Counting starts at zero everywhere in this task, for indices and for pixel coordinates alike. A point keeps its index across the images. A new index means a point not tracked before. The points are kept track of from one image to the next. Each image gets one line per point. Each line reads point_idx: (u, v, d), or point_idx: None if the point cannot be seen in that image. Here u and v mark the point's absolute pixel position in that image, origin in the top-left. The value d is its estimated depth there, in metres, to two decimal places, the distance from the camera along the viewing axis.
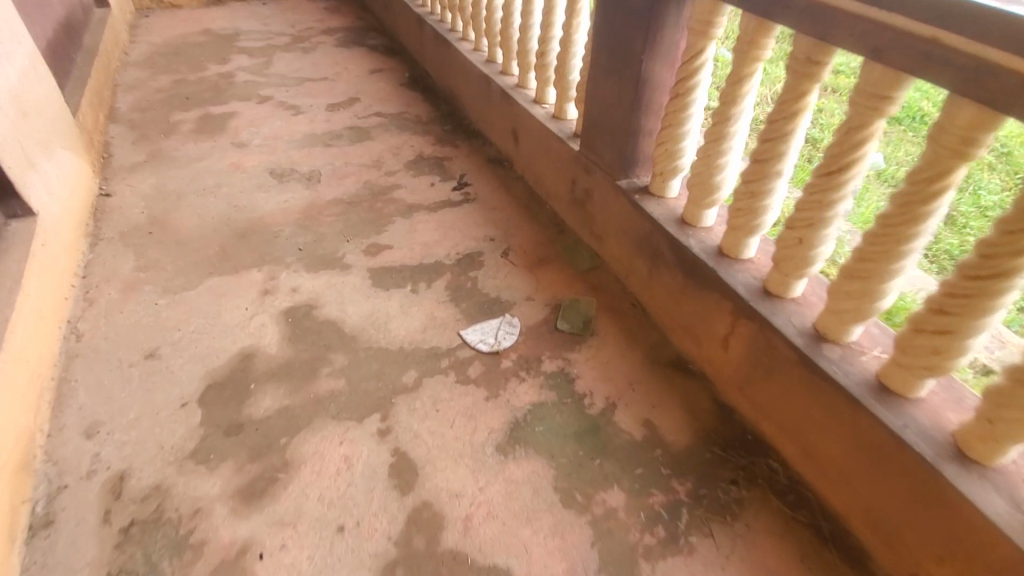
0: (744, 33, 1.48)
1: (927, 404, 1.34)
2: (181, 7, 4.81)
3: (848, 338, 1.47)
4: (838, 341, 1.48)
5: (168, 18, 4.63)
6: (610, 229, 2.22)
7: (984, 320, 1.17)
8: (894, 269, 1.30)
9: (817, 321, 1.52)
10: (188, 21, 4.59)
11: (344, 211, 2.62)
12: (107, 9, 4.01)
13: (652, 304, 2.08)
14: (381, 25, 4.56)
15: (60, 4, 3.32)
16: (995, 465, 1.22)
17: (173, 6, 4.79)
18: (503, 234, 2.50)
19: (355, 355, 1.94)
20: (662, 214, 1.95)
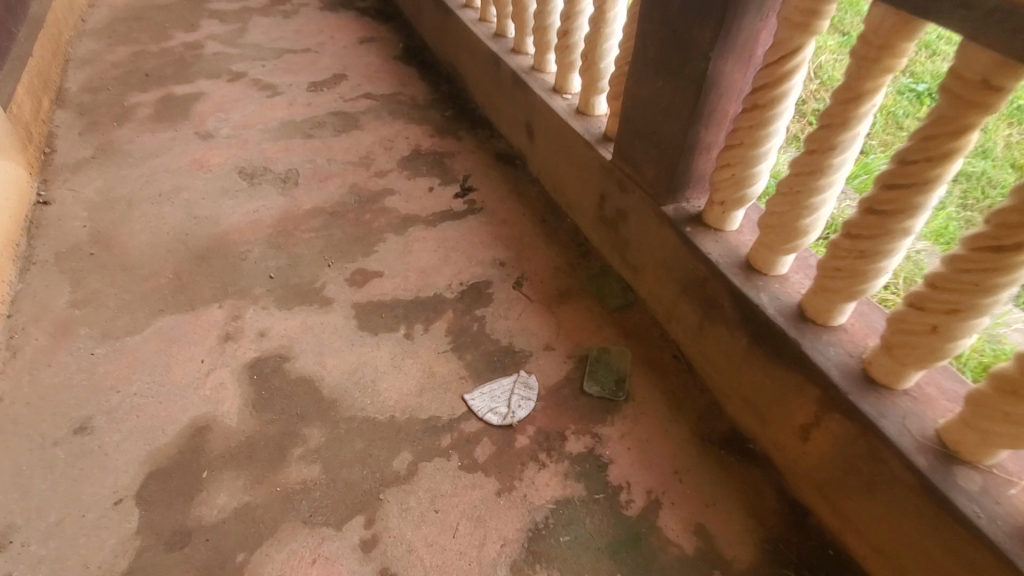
0: (876, 33, 1.06)
1: None
2: None
3: (990, 462, 1.11)
4: (975, 464, 1.11)
5: None
6: (649, 262, 1.81)
7: None
8: None
9: (943, 432, 1.14)
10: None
11: (325, 224, 2.19)
12: None
13: (700, 361, 1.69)
14: None
15: None
16: None
17: None
18: (515, 257, 2.08)
19: (334, 430, 1.57)
20: (722, 256, 1.54)
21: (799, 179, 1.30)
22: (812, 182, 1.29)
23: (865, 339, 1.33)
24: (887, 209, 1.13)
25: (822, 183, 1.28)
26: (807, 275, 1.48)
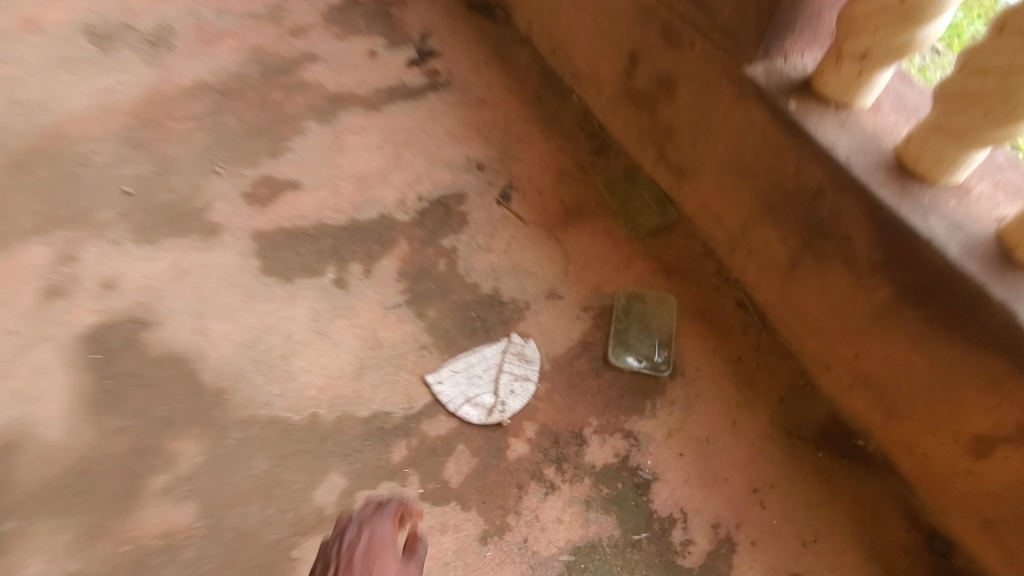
0: None
1: None
2: None
3: None
4: None
5: None
6: (709, 161, 1.16)
7: None
8: None
9: None
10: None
11: (213, 110, 1.47)
12: None
13: (786, 315, 1.11)
14: None
15: None
16: None
17: None
18: (498, 156, 1.41)
19: (218, 445, 1.01)
20: (858, 154, 0.89)
21: None
22: None
23: None
24: None
25: None
26: (998, 186, 0.86)
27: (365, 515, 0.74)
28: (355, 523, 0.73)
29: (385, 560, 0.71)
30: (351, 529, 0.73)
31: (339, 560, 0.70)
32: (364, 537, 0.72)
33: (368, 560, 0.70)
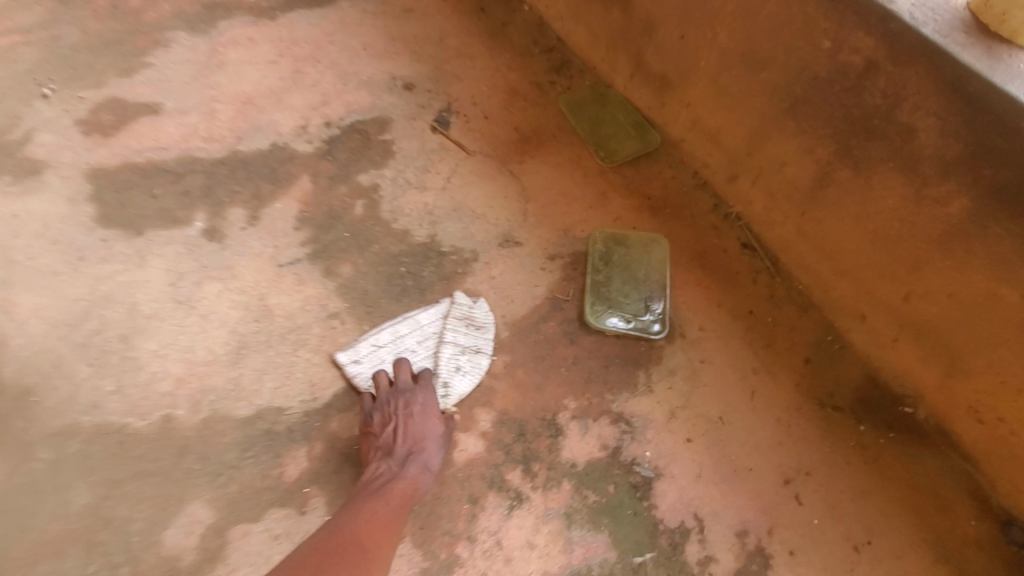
0: None
1: None
2: None
3: None
4: None
5: None
6: (705, 57, 0.89)
7: None
8: None
9: None
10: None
11: (45, 19, 1.09)
12: None
13: (808, 252, 0.87)
14: None
15: None
16: None
17: None
18: (432, 73, 1.10)
19: (16, 473, 0.67)
20: (926, 11, 0.65)
21: None
22: None
23: None
24: None
25: None
26: None
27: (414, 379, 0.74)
28: (405, 384, 0.74)
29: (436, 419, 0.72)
30: (402, 390, 0.73)
31: (398, 413, 0.71)
32: (419, 400, 0.72)
33: (425, 412, 0.72)
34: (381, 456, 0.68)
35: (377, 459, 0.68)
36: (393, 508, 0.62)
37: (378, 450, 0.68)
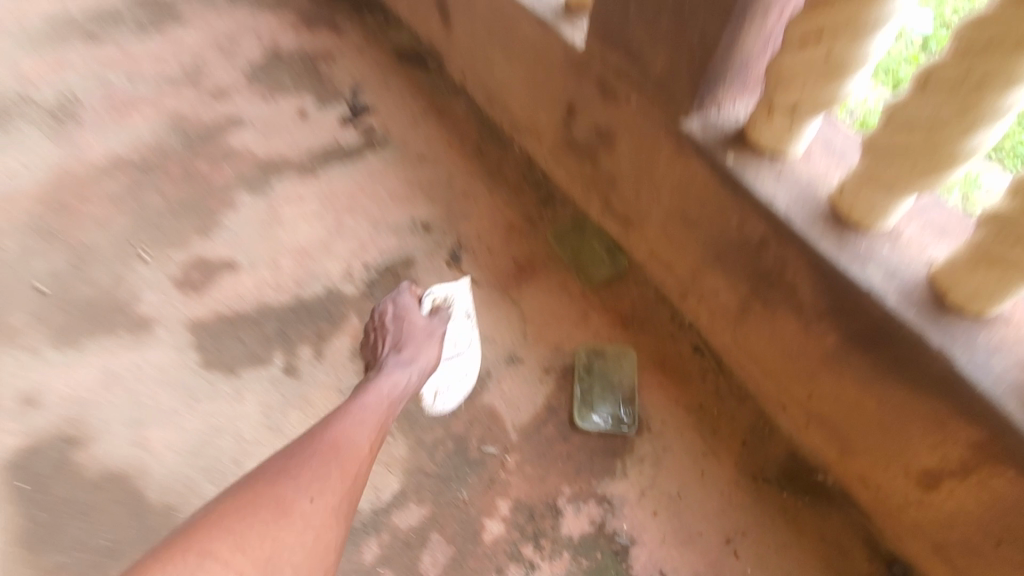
0: None
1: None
2: None
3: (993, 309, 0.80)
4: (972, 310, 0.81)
5: None
6: (654, 209, 1.17)
7: None
8: None
9: (937, 271, 0.82)
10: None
11: (132, 186, 1.36)
12: None
13: (741, 358, 1.14)
14: None
15: None
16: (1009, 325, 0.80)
17: None
18: (444, 214, 1.39)
19: None
20: (796, 205, 0.92)
21: (974, 62, 0.69)
22: (1006, 68, 0.67)
23: None
24: None
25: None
26: (926, 227, 0.91)
27: (392, 297, 1.15)
28: (389, 298, 1.15)
29: (411, 319, 1.12)
30: (386, 307, 1.14)
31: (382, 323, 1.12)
32: (395, 308, 1.14)
33: (401, 315, 1.12)
34: (373, 367, 1.06)
35: (371, 369, 1.06)
36: (381, 394, 0.97)
37: (372, 364, 1.07)
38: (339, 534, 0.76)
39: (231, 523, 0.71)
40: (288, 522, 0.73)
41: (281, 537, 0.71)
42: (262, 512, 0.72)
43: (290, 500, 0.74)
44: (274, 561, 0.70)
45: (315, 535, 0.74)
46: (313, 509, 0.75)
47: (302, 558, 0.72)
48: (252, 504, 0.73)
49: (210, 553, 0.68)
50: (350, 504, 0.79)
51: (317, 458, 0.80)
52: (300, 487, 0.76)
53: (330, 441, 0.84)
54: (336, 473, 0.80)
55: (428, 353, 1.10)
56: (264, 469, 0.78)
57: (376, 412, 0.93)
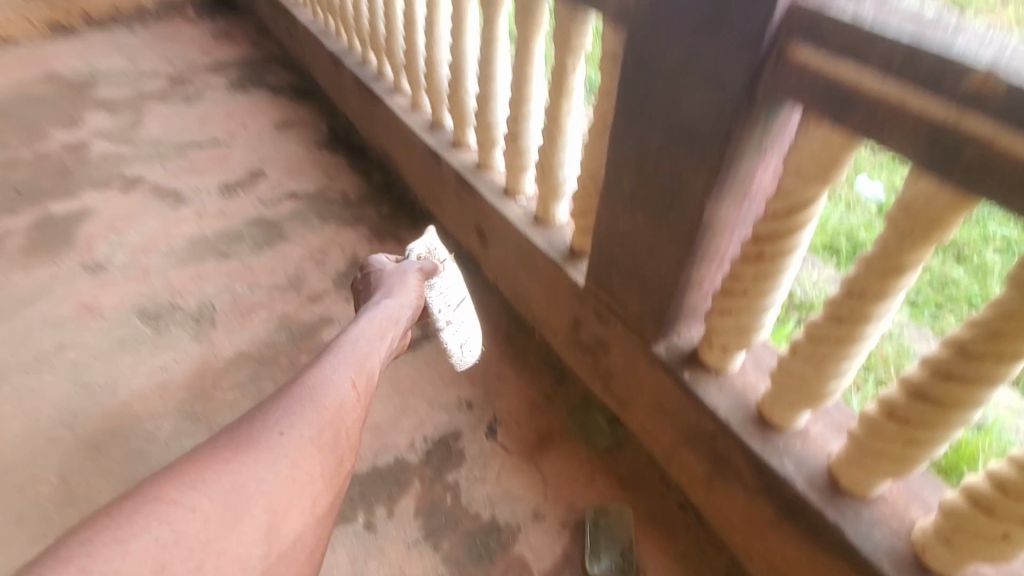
0: (921, 210, 0.85)
1: (886, 504, 1.16)
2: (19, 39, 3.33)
3: (874, 491, 1.16)
4: (861, 493, 1.17)
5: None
6: (639, 398, 1.58)
7: (946, 433, 1.00)
8: (944, 435, 1.00)
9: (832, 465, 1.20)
10: (24, 23, 3.24)
11: (252, 377, 1.84)
12: None
13: (712, 516, 1.48)
14: (271, 32, 3.39)
15: None
16: (869, 493, 1.16)
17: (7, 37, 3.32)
18: (482, 393, 1.82)
19: None
20: (732, 411, 1.32)
21: (820, 347, 1.12)
22: (839, 351, 1.11)
23: (909, 510, 1.15)
24: (945, 398, 0.94)
25: (850, 353, 1.10)
26: (828, 425, 1.29)
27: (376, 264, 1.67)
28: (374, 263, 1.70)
29: (386, 274, 1.63)
30: (372, 271, 1.67)
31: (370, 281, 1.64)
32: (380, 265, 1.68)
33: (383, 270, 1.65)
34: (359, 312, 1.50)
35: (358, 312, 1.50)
36: (357, 338, 1.34)
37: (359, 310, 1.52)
38: (312, 465, 1.05)
39: (217, 462, 0.96)
40: (263, 459, 0.99)
41: (259, 473, 0.98)
42: (245, 456, 0.98)
43: (268, 442, 1.01)
44: (249, 490, 0.96)
45: (291, 469, 1.01)
46: (287, 448, 1.03)
47: (276, 485, 0.99)
48: (241, 446, 1.00)
49: (198, 487, 0.92)
50: (323, 440, 1.08)
51: (296, 407, 1.10)
52: (275, 427, 1.04)
53: (314, 388, 1.14)
54: (311, 418, 1.09)
55: (408, 300, 1.52)
56: (253, 415, 1.06)
57: (354, 360, 1.27)
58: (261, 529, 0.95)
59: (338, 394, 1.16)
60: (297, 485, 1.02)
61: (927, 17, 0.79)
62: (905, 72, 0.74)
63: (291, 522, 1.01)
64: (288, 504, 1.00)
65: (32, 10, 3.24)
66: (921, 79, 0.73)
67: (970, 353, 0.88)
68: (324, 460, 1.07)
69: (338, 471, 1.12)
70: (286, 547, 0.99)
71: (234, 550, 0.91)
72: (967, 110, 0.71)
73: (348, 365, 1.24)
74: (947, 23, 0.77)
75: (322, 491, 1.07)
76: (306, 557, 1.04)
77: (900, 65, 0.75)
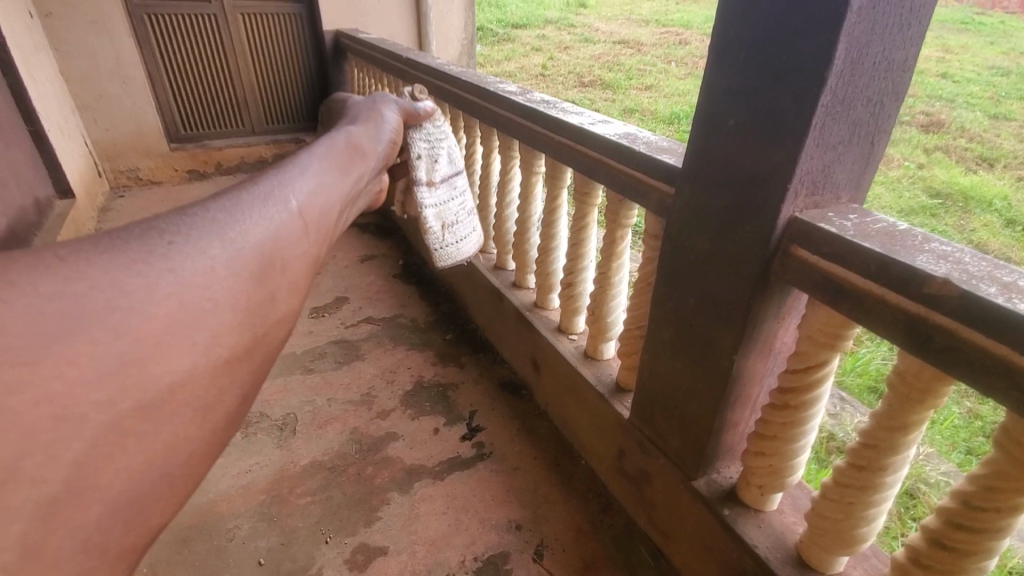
0: (916, 377, 1.04)
1: None
2: (163, 183, 4.20)
3: None
4: None
5: (145, 196, 4.01)
6: (682, 533, 1.65)
7: None
8: None
9: None
10: (170, 170, 4.16)
11: (324, 485, 2.03)
12: (72, 199, 3.35)
13: None
14: None
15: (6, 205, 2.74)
16: None
17: (153, 182, 4.19)
18: (530, 516, 1.94)
19: None
20: (769, 551, 1.38)
21: (848, 491, 1.24)
22: (866, 495, 1.22)
23: None
24: (960, 547, 1.03)
25: (877, 498, 1.21)
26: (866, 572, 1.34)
27: (362, 97, 1.35)
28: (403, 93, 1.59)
29: (373, 107, 1.27)
30: (356, 101, 1.34)
31: (354, 104, 1.32)
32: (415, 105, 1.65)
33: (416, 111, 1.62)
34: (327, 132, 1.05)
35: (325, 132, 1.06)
36: (321, 152, 0.89)
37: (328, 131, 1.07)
38: (220, 297, 0.57)
39: (34, 256, 0.48)
40: (130, 270, 0.52)
41: (115, 289, 0.50)
42: (89, 260, 0.51)
43: (144, 253, 0.54)
44: (91, 304, 0.49)
45: (177, 292, 0.54)
46: (179, 266, 0.55)
47: (145, 312, 0.51)
48: (87, 247, 0.52)
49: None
50: (242, 264, 0.60)
51: (203, 218, 0.60)
52: (153, 239, 0.56)
53: (238, 192, 0.66)
54: (228, 234, 0.61)
55: (379, 136, 1.14)
56: (116, 229, 0.56)
57: (320, 177, 0.80)
58: (108, 375, 0.48)
59: (284, 206, 0.69)
60: (185, 322, 0.54)
61: (899, 231, 1.05)
62: (882, 274, 0.98)
63: (168, 361, 0.52)
64: (158, 355, 0.51)
65: (177, 160, 4.17)
66: (892, 283, 0.96)
67: (975, 503, 0.99)
68: (247, 288, 0.60)
69: (279, 311, 0.63)
70: (143, 402, 0.50)
71: (38, 396, 0.44)
72: (931, 309, 0.92)
73: (304, 176, 0.77)
74: (914, 235, 1.03)
75: (246, 332, 0.59)
76: (209, 428, 0.56)
77: (877, 268, 0.98)
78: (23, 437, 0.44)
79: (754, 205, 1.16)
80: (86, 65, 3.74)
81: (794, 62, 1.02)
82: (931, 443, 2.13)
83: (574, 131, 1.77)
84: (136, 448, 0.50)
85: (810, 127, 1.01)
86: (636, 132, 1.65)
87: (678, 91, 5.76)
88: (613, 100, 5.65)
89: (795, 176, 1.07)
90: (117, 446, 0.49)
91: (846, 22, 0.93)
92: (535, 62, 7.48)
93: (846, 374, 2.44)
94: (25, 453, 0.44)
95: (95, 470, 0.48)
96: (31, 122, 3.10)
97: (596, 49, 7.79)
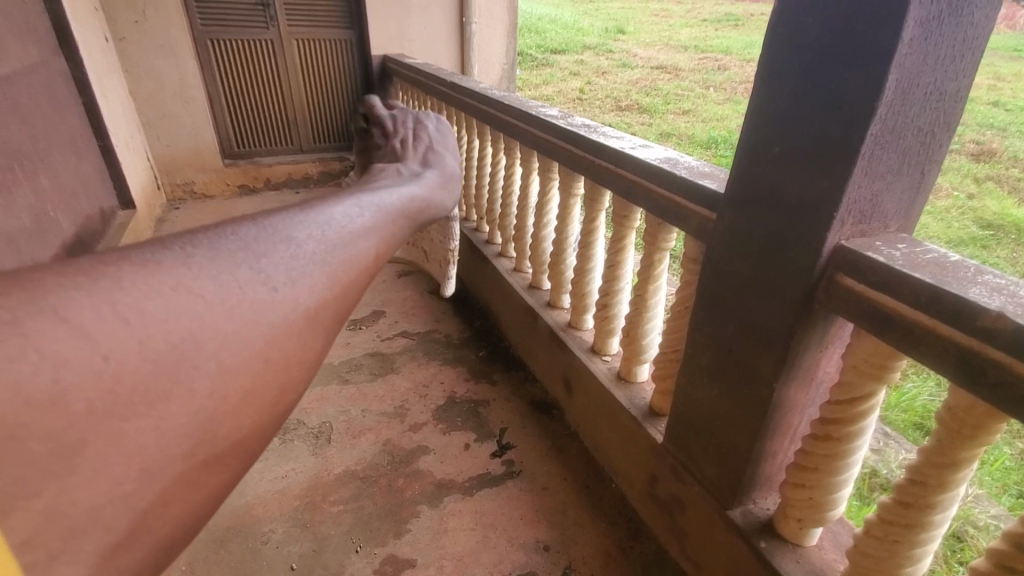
0: (967, 413, 1.01)
1: None
2: (214, 197, 4.41)
3: None
4: None
5: (197, 208, 4.22)
6: (716, 565, 1.61)
7: None
8: None
9: None
10: (223, 184, 4.37)
11: (356, 495, 2.06)
12: (132, 210, 3.54)
13: None
14: None
15: (76, 213, 2.93)
16: None
17: (205, 196, 4.40)
18: (558, 538, 1.93)
19: None
20: None
21: (893, 528, 1.20)
22: (913, 534, 1.18)
23: None
24: None
25: (924, 537, 1.17)
26: None
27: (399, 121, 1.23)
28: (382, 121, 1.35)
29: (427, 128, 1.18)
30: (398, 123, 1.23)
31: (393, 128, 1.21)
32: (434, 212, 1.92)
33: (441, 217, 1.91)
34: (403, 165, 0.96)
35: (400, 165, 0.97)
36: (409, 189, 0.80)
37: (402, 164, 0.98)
38: (291, 356, 0.53)
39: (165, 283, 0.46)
40: (239, 318, 0.49)
41: (219, 336, 0.47)
42: (209, 303, 0.48)
43: (239, 295, 0.50)
44: (200, 354, 0.46)
45: (266, 344, 0.51)
46: (269, 317, 0.51)
47: (239, 367, 0.48)
48: (201, 280, 0.49)
49: (129, 328, 0.42)
50: (311, 322, 0.55)
51: (279, 260, 0.54)
52: (244, 277, 0.51)
53: (330, 226, 0.61)
54: (313, 281, 0.56)
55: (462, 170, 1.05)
56: (217, 250, 0.52)
57: (402, 219, 0.73)
58: (189, 429, 0.45)
59: (362, 254, 0.61)
60: (260, 380, 0.50)
61: (950, 262, 1.03)
62: (932, 305, 0.96)
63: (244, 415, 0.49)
64: (237, 412, 0.48)
65: (228, 175, 4.37)
66: (943, 314, 0.95)
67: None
68: (319, 344, 0.56)
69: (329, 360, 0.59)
70: (211, 456, 0.47)
71: (131, 447, 0.41)
72: (983, 342, 0.90)
73: (388, 214, 0.70)
74: (966, 267, 1.01)
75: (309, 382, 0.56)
76: None
77: (927, 299, 0.97)
78: (109, 485, 0.40)
79: (799, 232, 1.16)
80: (153, 85, 3.98)
81: (842, 92, 1.03)
82: (980, 485, 2.04)
83: (615, 155, 1.79)
84: (199, 492, 0.46)
85: (857, 156, 1.02)
86: (678, 157, 1.66)
87: (715, 115, 5.75)
88: (650, 124, 5.70)
89: (843, 202, 1.06)
90: (176, 497, 0.45)
91: (898, 54, 0.93)
92: (571, 86, 7.59)
93: (892, 408, 2.36)
94: (105, 503, 0.40)
95: (153, 519, 0.44)
96: (102, 138, 3.31)
97: (632, 74, 7.89)
